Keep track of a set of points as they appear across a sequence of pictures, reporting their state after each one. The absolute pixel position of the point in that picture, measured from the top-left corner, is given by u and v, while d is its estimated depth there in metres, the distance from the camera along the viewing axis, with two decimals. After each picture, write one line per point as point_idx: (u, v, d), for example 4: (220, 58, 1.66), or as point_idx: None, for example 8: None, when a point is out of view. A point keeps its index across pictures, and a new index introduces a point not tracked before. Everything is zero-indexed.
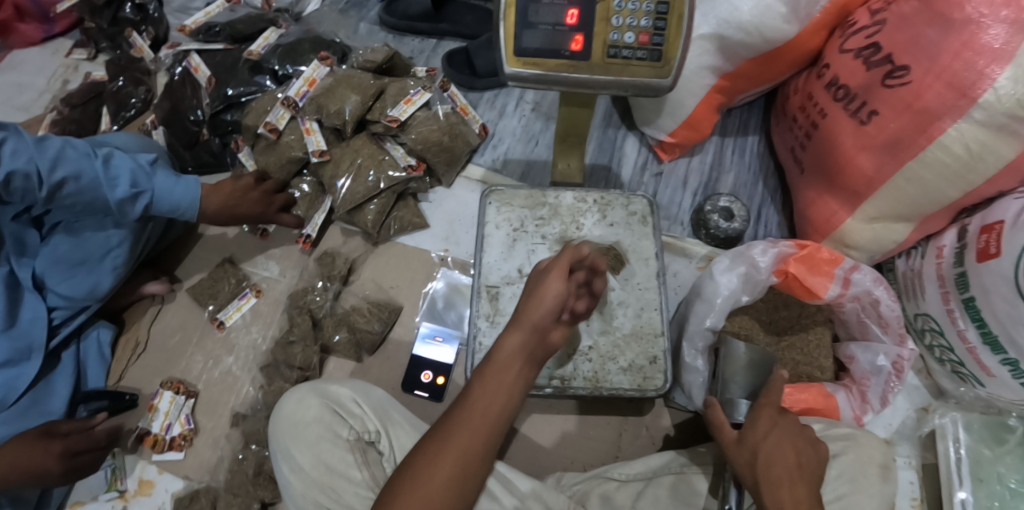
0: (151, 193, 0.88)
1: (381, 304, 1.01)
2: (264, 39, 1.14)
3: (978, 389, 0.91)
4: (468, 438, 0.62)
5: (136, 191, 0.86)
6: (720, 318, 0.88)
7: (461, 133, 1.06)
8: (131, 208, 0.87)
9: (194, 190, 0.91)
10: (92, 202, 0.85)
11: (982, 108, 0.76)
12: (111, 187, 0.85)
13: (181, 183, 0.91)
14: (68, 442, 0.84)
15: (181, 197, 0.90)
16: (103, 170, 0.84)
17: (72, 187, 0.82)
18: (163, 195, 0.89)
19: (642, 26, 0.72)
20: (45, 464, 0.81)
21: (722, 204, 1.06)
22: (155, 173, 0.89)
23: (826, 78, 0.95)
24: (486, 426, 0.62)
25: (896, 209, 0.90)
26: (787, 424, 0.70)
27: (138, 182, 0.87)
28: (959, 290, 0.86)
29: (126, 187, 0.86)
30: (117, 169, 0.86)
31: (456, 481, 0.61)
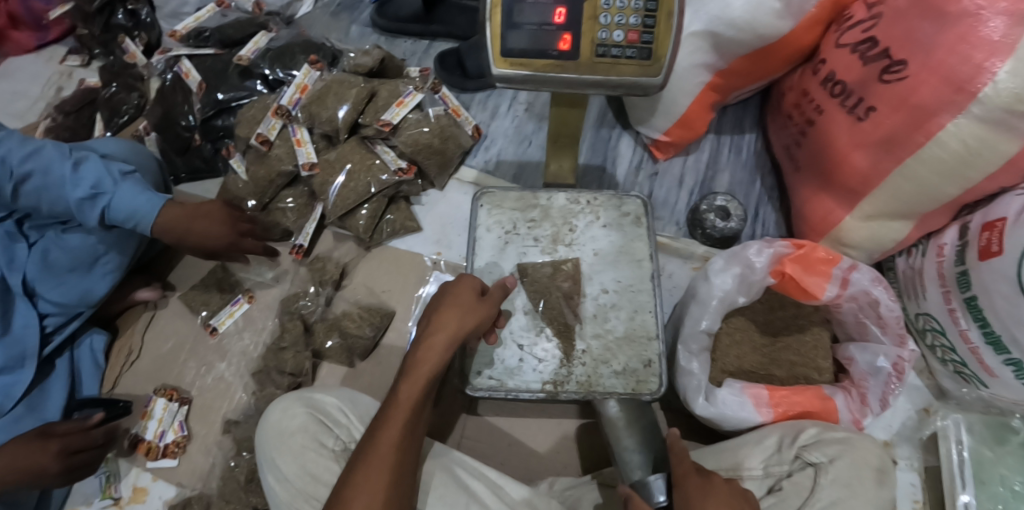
0: (111, 198, 0.85)
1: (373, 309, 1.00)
2: (255, 44, 1.12)
3: (981, 390, 0.89)
4: (386, 455, 0.66)
5: (95, 193, 0.84)
6: (715, 320, 0.87)
7: (452, 136, 1.06)
8: (89, 211, 0.85)
9: (153, 202, 0.87)
10: (56, 203, 0.85)
11: (981, 103, 0.74)
12: (74, 186, 0.84)
13: (140, 195, 0.86)
14: (66, 441, 0.82)
15: (137, 207, 0.86)
16: (71, 171, 0.84)
17: (38, 182, 0.83)
18: (120, 204, 0.85)
19: (630, 24, 0.71)
20: (43, 462, 0.80)
21: (717, 203, 1.04)
22: (120, 181, 0.86)
23: (822, 74, 0.93)
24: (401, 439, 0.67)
25: (895, 207, 0.88)
26: (714, 487, 0.65)
27: (100, 186, 0.85)
28: (960, 289, 0.84)
29: (86, 189, 0.84)
30: (84, 172, 0.85)
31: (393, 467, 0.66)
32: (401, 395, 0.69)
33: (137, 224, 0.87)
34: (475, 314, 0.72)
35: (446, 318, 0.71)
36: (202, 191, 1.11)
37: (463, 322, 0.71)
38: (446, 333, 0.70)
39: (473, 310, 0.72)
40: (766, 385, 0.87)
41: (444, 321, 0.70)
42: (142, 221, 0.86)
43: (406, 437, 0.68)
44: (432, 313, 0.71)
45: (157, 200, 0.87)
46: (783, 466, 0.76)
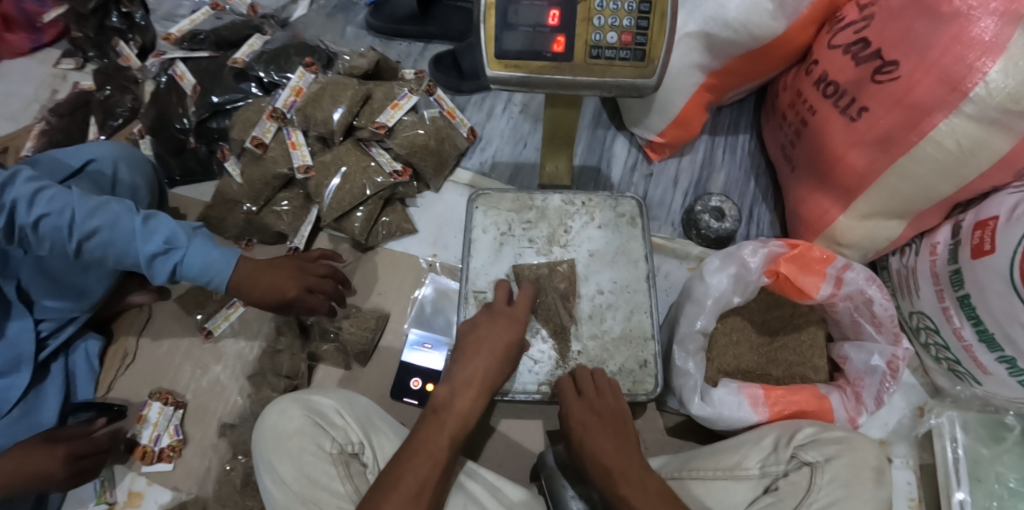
0: (185, 253, 0.81)
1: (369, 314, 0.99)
2: (250, 47, 1.13)
3: (975, 387, 0.89)
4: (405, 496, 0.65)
5: (168, 248, 0.80)
6: (710, 320, 0.87)
7: (448, 137, 1.06)
8: (160, 267, 0.80)
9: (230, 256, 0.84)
10: (122, 258, 0.79)
11: (973, 102, 0.75)
12: (145, 240, 0.79)
13: (213, 252, 0.83)
14: (71, 446, 0.82)
15: (212, 264, 0.82)
16: (141, 225, 0.79)
17: (103, 238, 0.77)
18: (196, 260, 0.81)
19: (624, 25, 0.71)
20: (50, 468, 0.79)
21: (713, 204, 1.04)
22: (190, 237, 0.82)
23: (815, 74, 0.93)
24: (424, 482, 0.66)
25: (888, 206, 0.89)
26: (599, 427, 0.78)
27: (173, 240, 0.81)
28: (954, 287, 0.84)
29: (159, 243, 0.80)
30: (156, 226, 0.80)
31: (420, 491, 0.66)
32: (430, 437, 0.70)
33: (213, 278, 0.83)
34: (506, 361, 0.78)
35: (479, 364, 0.76)
36: (198, 194, 1.13)
37: (495, 348, 0.78)
38: (479, 379, 0.76)
39: (506, 358, 0.78)
40: (762, 385, 0.87)
41: (486, 352, 0.77)
42: (221, 278, 0.83)
43: (430, 482, 0.67)
44: (467, 358, 0.77)
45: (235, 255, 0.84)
46: (780, 465, 0.77)
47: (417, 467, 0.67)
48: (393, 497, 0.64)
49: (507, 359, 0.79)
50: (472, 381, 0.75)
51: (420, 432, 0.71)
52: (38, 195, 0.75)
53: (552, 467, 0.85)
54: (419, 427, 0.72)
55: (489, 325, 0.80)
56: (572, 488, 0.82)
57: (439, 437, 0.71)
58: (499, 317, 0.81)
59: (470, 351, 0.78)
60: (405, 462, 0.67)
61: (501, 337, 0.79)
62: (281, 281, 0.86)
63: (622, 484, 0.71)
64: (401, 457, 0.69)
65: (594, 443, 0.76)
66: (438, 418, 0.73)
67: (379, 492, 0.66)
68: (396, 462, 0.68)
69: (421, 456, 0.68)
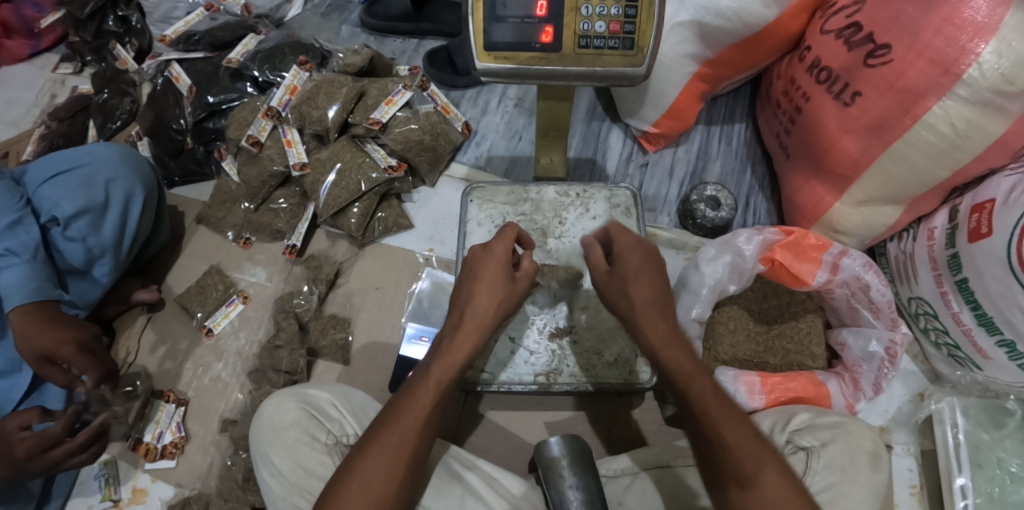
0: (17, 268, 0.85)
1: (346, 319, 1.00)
2: (244, 46, 1.13)
3: (975, 373, 0.89)
4: (383, 465, 0.63)
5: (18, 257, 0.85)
6: (705, 309, 0.87)
7: (443, 132, 1.06)
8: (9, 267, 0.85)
9: (38, 296, 0.85)
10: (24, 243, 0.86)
11: (966, 84, 0.75)
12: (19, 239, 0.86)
13: (31, 280, 0.85)
14: (33, 439, 0.80)
15: (21, 287, 0.84)
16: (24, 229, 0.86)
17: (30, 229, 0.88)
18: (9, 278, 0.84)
19: (612, 14, 0.72)
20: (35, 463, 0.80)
21: (708, 193, 1.04)
22: (29, 259, 0.86)
23: (808, 61, 0.93)
24: (404, 444, 0.64)
25: (884, 192, 0.89)
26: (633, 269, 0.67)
27: (16, 252, 0.86)
28: (952, 272, 0.84)
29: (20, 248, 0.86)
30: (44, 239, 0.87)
31: (411, 443, 0.64)
32: (416, 397, 0.65)
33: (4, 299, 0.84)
34: (506, 291, 0.68)
35: (474, 293, 0.67)
36: (197, 194, 1.14)
37: (489, 284, 0.67)
38: (472, 314, 0.66)
39: (502, 293, 0.67)
40: (759, 373, 0.87)
41: (483, 282, 0.67)
42: (13, 301, 0.84)
43: (409, 442, 0.64)
44: (461, 296, 0.68)
45: (43, 295, 0.86)
46: None
47: (397, 428, 0.64)
48: (374, 456, 0.63)
49: (506, 293, 0.68)
50: (459, 326, 0.66)
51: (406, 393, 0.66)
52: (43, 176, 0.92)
53: (553, 457, 0.79)
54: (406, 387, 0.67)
55: (475, 270, 0.68)
56: (571, 477, 0.77)
57: (423, 397, 0.65)
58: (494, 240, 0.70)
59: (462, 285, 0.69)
60: (386, 427, 0.64)
61: (494, 261, 0.68)
62: (35, 336, 0.83)
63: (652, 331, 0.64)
64: (382, 423, 0.65)
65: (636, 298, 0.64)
66: (423, 372, 0.66)
67: (359, 454, 0.64)
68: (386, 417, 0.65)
69: (403, 427, 0.64)
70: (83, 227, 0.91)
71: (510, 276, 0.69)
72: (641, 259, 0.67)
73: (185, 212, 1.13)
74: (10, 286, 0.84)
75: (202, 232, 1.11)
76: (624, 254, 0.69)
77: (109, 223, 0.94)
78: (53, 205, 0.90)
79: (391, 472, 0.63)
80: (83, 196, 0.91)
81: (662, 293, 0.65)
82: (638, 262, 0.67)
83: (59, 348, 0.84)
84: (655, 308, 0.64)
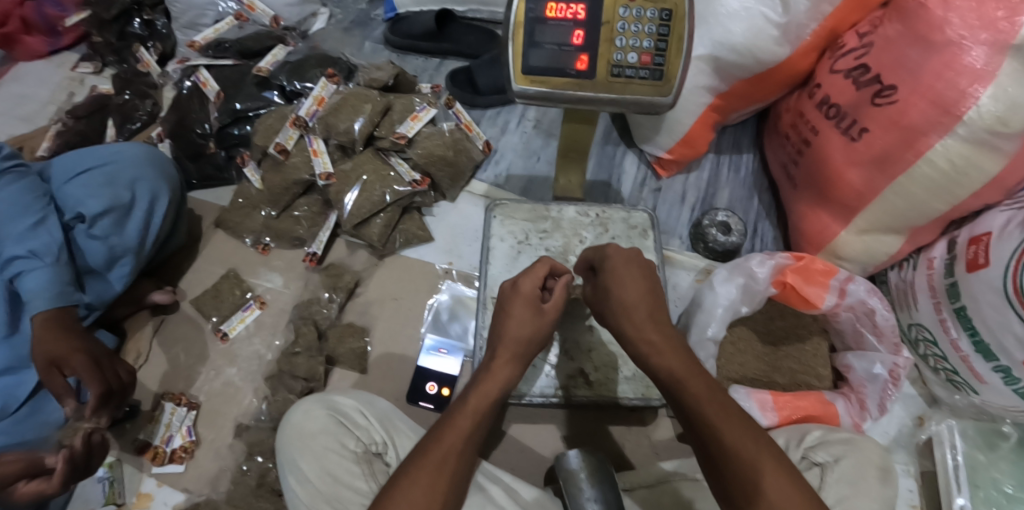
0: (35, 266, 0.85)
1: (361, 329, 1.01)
2: (273, 57, 1.16)
3: (972, 397, 0.93)
4: (425, 486, 0.63)
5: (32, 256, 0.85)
6: (720, 328, 0.91)
7: (464, 149, 1.09)
8: (19, 266, 0.85)
9: (60, 301, 0.85)
10: (40, 243, 0.86)
11: (966, 125, 0.81)
12: (37, 239, 0.87)
13: (55, 285, 0.85)
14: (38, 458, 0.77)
15: (45, 291, 0.84)
16: (39, 229, 0.87)
17: (50, 228, 0.88)
18: (28, 279, 0.84)
19: (643, 47, 0.76)
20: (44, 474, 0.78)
21: (719, 218, 1.08)
22: (52, 262, 0.86)
23: (817, 97, 0.99)
24: (442, 470, 0.65)
25: (887, 221, 0.94)
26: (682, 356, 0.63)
27: (39, 254, 0.86)
28: (950, 300, 0.89)
29: (38, 247, 0.86)
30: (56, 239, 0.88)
31: (439, 471, 0.64)
32: (453, 424, 0.68)
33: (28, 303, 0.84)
34: (537, 324, 0.74)
35: (510, 319, 0.74)
36: (216, 198, 1.15)
37: (525, 316, 0.74)
38: (505, 346, 0.73)
39: (537, 320, 0.74)
40: (769, 391, 0.91)
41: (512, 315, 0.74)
42: (36, 307, 0.84)
43: (449, 467, 0.65)
44: (495, 330, 0.75)
45: (63, 300, 0.85)
46: None
47: (436, 449, 0.66)
48: (416, 474, 0.64)
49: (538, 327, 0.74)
50: (496, 353, 0.73)
51: (444, 420, 0.69)
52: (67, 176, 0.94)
53: (572, 469, 0.80)
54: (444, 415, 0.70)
55: (508, 307, 0.75)
56: (589, 489, 0.77)
57: (461, 423, 0.68)
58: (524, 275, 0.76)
59: (500, 318, 0.75)
60: (424, 452, 0.66)
61: (524, 297, 0.75)
62: (49, 341, 0.82)
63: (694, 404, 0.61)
64: (424, 447, 0.67)
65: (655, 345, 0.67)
66: (460, 402, 0.70)
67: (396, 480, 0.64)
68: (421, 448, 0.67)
69: (443, 451, 0.66)
70: (107, 226, 0.92)
71: (538, 310, 0.75)
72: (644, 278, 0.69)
73: (203, 215, 1.13)
74: (34, 289, 0.84)
75: (220, 237, 1.11)
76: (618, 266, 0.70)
77: (133, 222, 0.94)
78: (78, 203, 0.91)
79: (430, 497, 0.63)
80: (109, 195, 0.92)
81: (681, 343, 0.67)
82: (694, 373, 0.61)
83: (71, 355, 0.82)
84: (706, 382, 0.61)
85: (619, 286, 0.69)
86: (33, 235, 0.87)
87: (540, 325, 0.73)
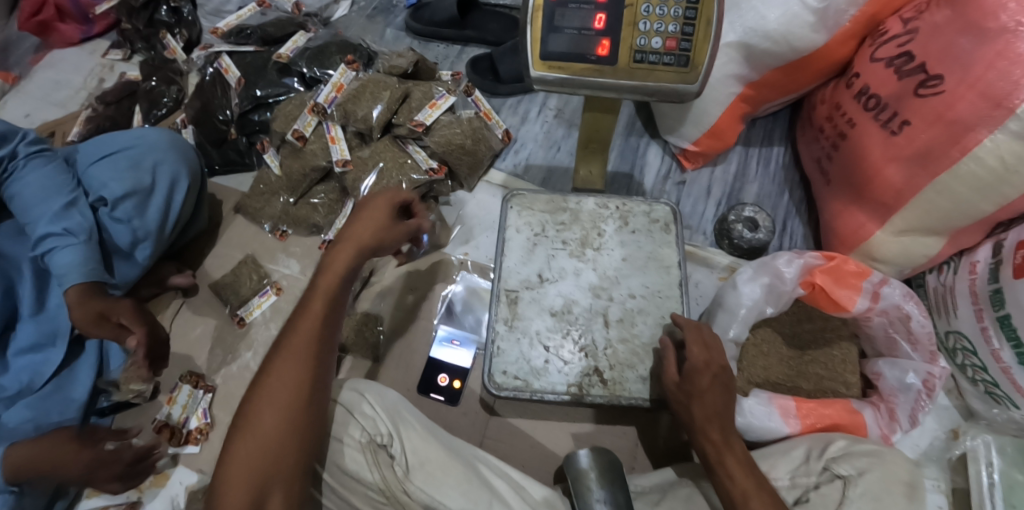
0: (65, 244, 0.86)
1: (371, 319, 1.00)
2: (294, 43, 1.16)
3: (1013, 411, 0.87)
4: (265, 425, 0.65)
5: (64, 235, 0.86)
6: (743, 330, 0.87)
7: (483, 138, 1.07)
8: (46, 244, 0.86)
9: (93, 277, 0.86)
10: (70, 221, 0.87)
11: (1018, 118, 0.74)
12: (61, 220, 0.87)
13: (87, 262, 0.86)
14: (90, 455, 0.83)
15: (78, 268, 0.85)
16: (64, 210, 0.88)
17: (77, 209, 0.89)
18: (59, 257, 0.85)
19: (669, 31, 0.72)
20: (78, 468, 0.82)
21: (746, 214, 1.03)
22: (85, 241, 0.87)
23: (855, 88, 0.93)
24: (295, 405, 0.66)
25: (927, 223, 0.88)
26: (733, 451, 0.73)
27: (73, 233, 0.87)
28: (994, 307, 0.83)
29: (65, 227, 0.87)
30: (80, 219, 0.88)
31: (279, 413, 0.66)
32: (285, 351, 0.68)
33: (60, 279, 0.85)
34: (383, 233, 0.75)
35: (355, 234, 0.74)
36: (236, 184, 1.15)
37: (365, 230, 0.74)
38: (337, 263, 0.72)
39: (381, 231, 0.75)
40: (792, 397, 0.87)
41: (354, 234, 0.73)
42: (70, 281, 0.84)
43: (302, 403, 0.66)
44: (335, 243, 0.74)
45: (98, 277, 0.87)
46: (810, 477, 0.76)
47: (275, 383, 0.67)
48: (261, 408, 0.66)
49: (382, 236, 0.75)
50: (335, 256, 0.73)
51: (272, 360, 0.69)
52: (92, 159, 0.95)
53: (582, 468, 0.78)
54: (272, 360, 0.68)
55: (359, 218, 0.76)
56: (599, 490, 0.76)
57: (288, 357, 0.67)
58: (358, 219, 0.75)
59: (346, 232, 0.74)
60: (261, 398, 0.66)
61: (370, 227, 0.75)
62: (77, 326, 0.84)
63: (734, 469, 0.72)
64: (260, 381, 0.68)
65: (702, 408, 0.75)
66: (293, 325, 0.70)
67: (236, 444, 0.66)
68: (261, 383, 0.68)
69: (274, 386, 0.67)
70: (130, 209, 0.93)
71: (391, 221, 0.76)
72: (712, 375, 0.77)
73: (223, 201, 1.14)
74: (66, 266, 0.85)
75: (240, 222, 1.12)
76: (696, 368, 0.77)
77: (155, 206, 0.95)
78: (102, 185, 0.92)
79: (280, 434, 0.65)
80: (131, 179, 0.93)
81: (725, 400, 0.77)
82: (736, 459, 0.73)
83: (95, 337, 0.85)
84: (734, 452, 0.73)
85: (693, 359, 0.78)
86: (62, 216, 0.87)
87: (384, 232, 0.75)
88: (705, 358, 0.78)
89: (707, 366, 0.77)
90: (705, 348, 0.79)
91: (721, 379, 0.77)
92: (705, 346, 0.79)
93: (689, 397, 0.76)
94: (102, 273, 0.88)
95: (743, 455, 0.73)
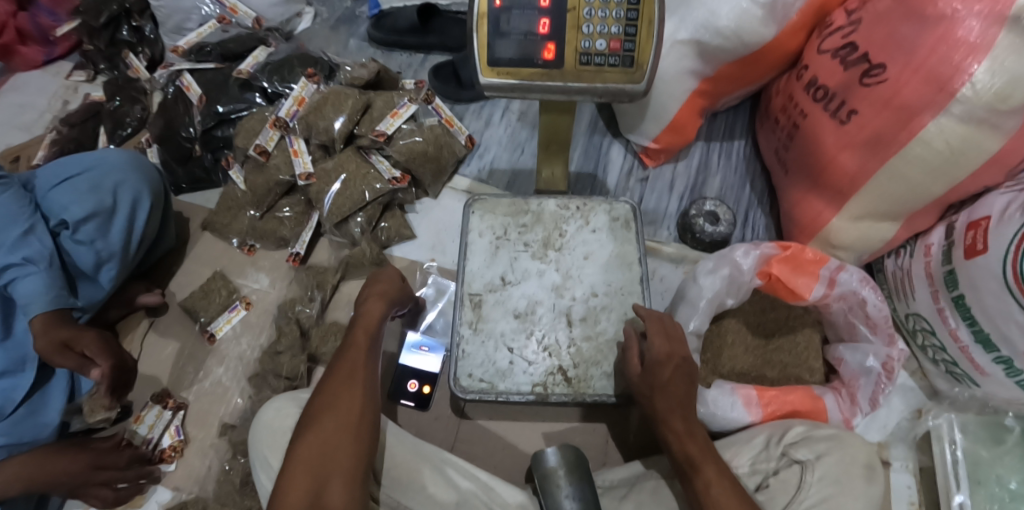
0: (27, 273, 0.87)
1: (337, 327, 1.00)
2: (254, 58, 1.17)
3: (974, 389, 0.89)
4: (320, 442, 0.68)
5: (25, 264, 0.87)
6: (703, 321, 0.88)
7: (447, 144, 1.08)
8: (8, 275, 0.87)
9: (57, 304, 0.87)
10: (29, 249, 0.88)
11: (960, 103, 0.76)
12: (21, 248, 0.87)
13: (50, 289, 0.87)
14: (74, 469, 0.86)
15: (41, 295, 0.86)
16: (23, 238, 0.88)
17: (36, 236, 0.89)
18: (22, 286, 0.86)
19: (612, 33, 0.73)
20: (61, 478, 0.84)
21: (707, 208, 1.05)
22: (46, 268, 0.88)
23: (805, 79, 0.95)
24: (347, 422, 0.69)
25: (882, 208, 0.89)
26: (695, 441, 0.73)
27: (33, 261, 0.87)
28: (948, 289, 0.84)
29: (25, 256, 0.87)
30: (41, 246, 0.89)
31: (340, 437, 0.68)
32: (328, 389, 0.72)
33: (24, 308, 0.86)
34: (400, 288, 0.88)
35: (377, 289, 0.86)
36: (204, 201, 1.16)
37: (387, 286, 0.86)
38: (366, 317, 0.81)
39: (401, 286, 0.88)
40: (755, 385, 0.87)
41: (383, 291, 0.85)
42: (34, 309, 0.85)
43: (353, 419, 0.70)
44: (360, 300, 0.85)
45: (61, 303, 0.87)
46: (770, 463, 0.77)
47: (330, 418, 0.69)
48: (318, 431, 0.68)
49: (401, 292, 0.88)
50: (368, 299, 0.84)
51: (317, 395, 0.72)
52: (51, 185, 0.95)
53: (550, 467, 0.78)
54: (319, 393, 0.72)
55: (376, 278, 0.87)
56: (568, 487, 0.76)
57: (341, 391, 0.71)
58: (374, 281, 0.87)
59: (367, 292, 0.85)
60: (313, 426, 0.69)
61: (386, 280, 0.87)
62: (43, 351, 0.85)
63: (704, 467, 0.71)
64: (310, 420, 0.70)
65: (663, 405, 0.75)
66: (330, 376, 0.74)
67: (290, 468, 0.66)
68: (310, 420, 0.70)
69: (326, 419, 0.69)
70: (92, 230, 0.93)
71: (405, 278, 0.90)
72: (674, 368, 0.77)
73: (191, 218, 1.15)
74: (30, 295, 0.85)
75: (208, 238, 1.13)
76: (659, 361, 0.78)
77: (118, 226, 0.95)
78: (62, 209, 0.93)
79: (333, 449, 0.67)
80: (92, 201, 0.93)
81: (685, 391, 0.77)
82: (700, 448, 0.73)
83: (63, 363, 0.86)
84: (698, 442, 0.73)
85: (655, 354, 0.78)
86: (22, 243, 0.88)
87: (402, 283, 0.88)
88: (668, 351, 0.78)
89: (669, 359, 0.78)
90: (666, 340, 0.80)
91: (685, 370, 0.78)
92: (668, 338, 0.80)
93: (653, 390, 0.77)
94: (66, 298, 0.89)
95: (707, 447, 0.73)
